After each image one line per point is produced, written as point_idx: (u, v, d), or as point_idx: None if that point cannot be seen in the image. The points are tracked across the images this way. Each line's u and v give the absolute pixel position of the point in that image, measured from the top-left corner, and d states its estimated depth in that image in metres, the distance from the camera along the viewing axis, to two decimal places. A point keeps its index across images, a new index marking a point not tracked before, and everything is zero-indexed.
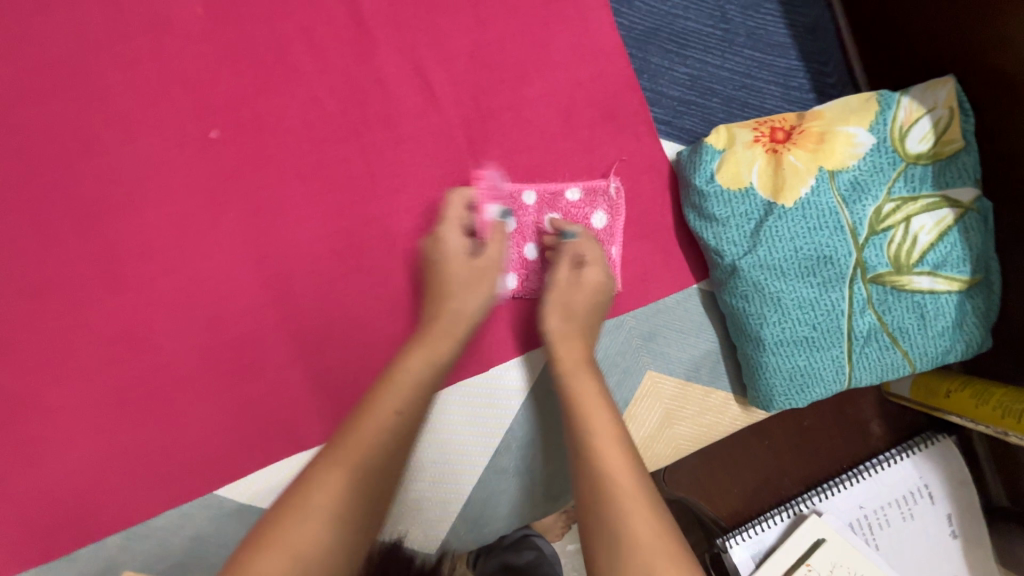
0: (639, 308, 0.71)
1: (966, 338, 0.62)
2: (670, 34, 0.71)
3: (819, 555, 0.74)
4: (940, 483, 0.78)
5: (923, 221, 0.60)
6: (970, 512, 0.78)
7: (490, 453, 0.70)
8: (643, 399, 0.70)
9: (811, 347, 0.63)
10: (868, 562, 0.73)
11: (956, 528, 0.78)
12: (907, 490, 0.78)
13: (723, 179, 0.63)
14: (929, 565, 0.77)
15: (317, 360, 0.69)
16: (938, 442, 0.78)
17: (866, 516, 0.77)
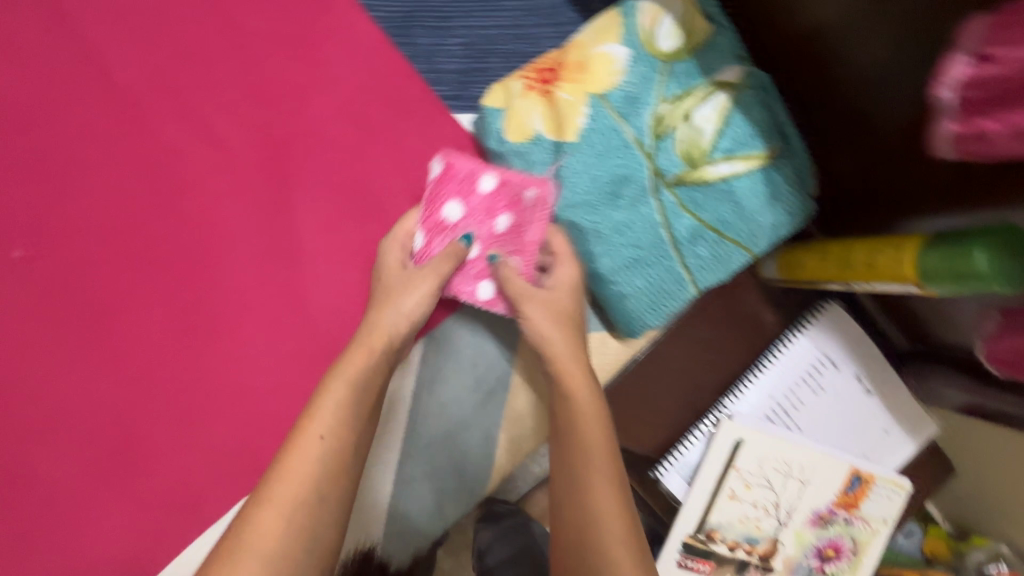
0: None
1: (786, 207, 0.63)
2: (430, 11, 0.72)
3: (743, 455, 0.76)
4: (839, 348, 0.79)
5: (702, 111, 0.61)
6: (875, 363, 0.79)
7: (394, 463, 0.70)
8: (523, 363, 0.73)
9: (644, 266, 0.63)
10: (788, 445, 0.77)
11: (869, 384, 0.79)
12: (811, 366, 0.79)
13: (511, 135, 0.63)
14: (853, 427, 0.79)
15: (197, 434, 0.69)
16: (827, 308, 0.79)
17: (779, 403, 0.78)
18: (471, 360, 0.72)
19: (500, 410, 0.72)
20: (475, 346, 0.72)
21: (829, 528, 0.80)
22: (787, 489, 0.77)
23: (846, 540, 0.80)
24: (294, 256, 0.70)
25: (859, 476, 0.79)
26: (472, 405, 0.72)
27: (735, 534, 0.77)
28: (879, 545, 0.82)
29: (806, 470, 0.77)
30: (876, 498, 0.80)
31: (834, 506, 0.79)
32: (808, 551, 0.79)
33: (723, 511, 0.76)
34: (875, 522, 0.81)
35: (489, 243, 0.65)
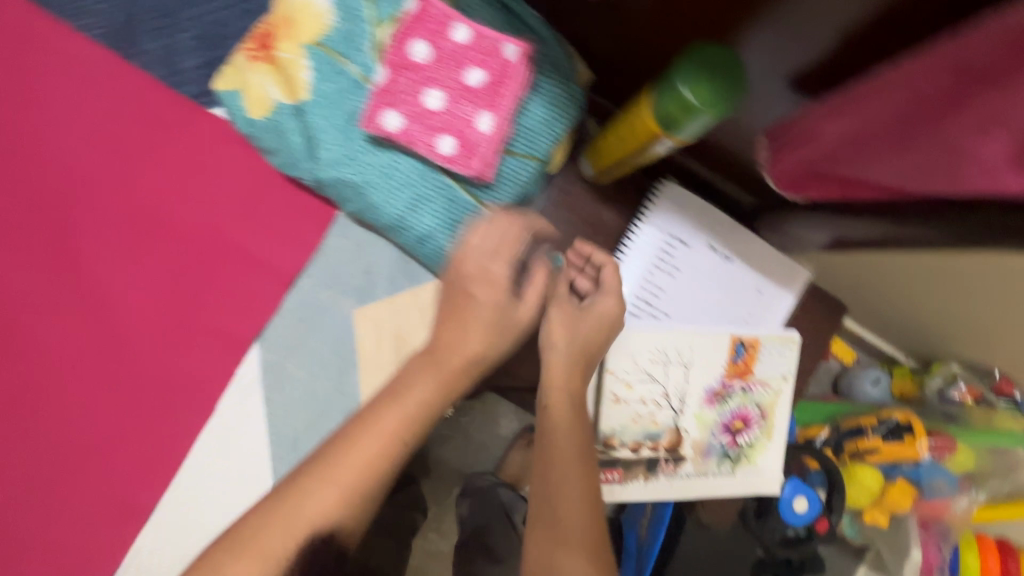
0: (309, 267, 0.70)
1: (552, 99, 0.60)
2: (149, 12, 0.69)
3: (616, 358, 0.76)
4: (683, 224, 0.77)
5: (419, 50, 0.55)
6: (725, 229, 0.77)
7: (268, 466, 0.70)
8: (365, 336, 0.70)
9: (427, 202, 0.60)
10: (658, 333, 0.76)
11: (726, 250, 0.78)
12: (660, 251, 0.77)
13: (255, 113, 0.61)
14: (724, 297, 0.79)
15: (62, 499, 0.67)
16: (662, 188, 0.76)
17: (640, 296, 0.77)
18: (313, 349, 0.70)
19: (356, 392, 0.70)
20: (311, 334, 0.70)
21: (728, 402, 0.81)
22: (672, 375, 0.78)
23: (749, 407, 0.81)
24: (95, 302, 0.68)
25: (744, 344, 0.78)
26: (327, 394, 0.70)
27: (634, 435, 0.77)
28: (784, 402, 0.82)
29: (684, 352, 0.77)
30: (768, 358, 0.80)
31: (726, 378, 0.79)
32: (714, 429, 0.80)
33: (614, 418, 0.76)
34: (773, 381, 0.81)
35: (420, 112, 0.55)
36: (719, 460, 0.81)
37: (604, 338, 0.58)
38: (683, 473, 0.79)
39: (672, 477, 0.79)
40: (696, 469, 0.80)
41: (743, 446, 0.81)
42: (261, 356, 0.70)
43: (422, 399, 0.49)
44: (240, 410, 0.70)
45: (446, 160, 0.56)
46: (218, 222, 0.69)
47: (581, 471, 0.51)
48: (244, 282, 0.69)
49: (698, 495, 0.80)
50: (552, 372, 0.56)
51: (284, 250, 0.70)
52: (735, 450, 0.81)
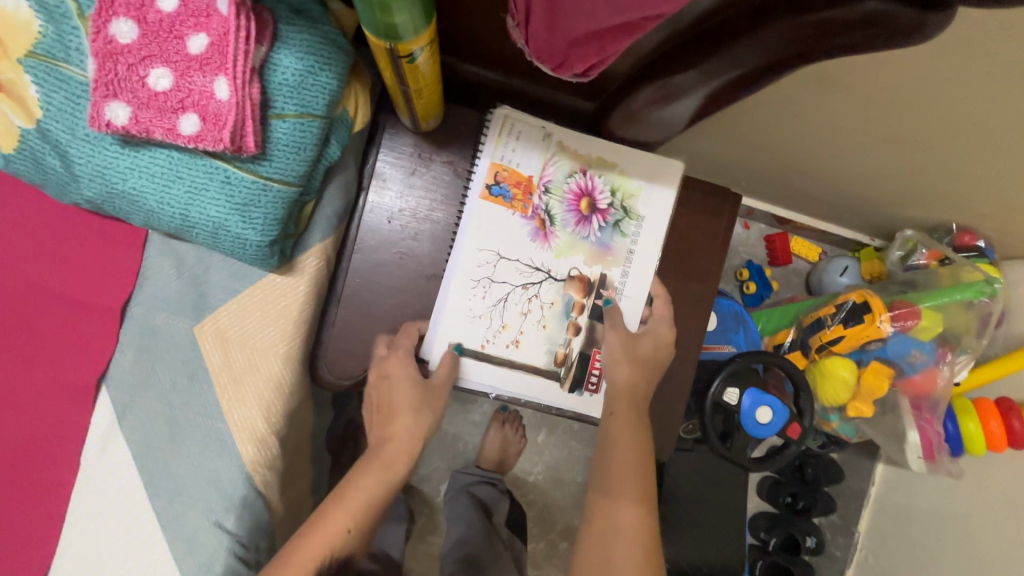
0: (137, 294, 0.67)
1: (305, 47, 0.55)
2: None
3: (475, 328, 0.73)
4: (518, 147, 0.72)
5: (121, 28, 0.49)
6: (535, 130, 0.72)
7: (151, 507, 0.67)
8: (212, 352, 0.66)
9: (203, 192, 0.56)
10: (466, 265, 0.72)
11: (506, 142, 0.71)
12: (502, 184, 0.72)
13: (7, 146, 0.56)
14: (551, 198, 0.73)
15: None
16: (491, 117, 0.70)
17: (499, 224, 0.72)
18: (162, 376, 0.67)
19: (219, 410, 0.66)
20: (156, 363, 0.66)
21: (553, 216, 0.74)
22: (505, 273, 0.73)
23: (571, 185, 0.74)
24: None
25: (495, 182, 0.71)
26: (189, 419, 0.67)
27: (557, 322, 0.74)
28: (572, 140, 0.73)
29: (484, 250, 0.72)
30: (515, 153, 0.72)
31: (525, 212, 0.72)
32: (580, 236, 0.74)
33: (533, 348, 0.74)
34: (545, 158, 0.73)
35: (148, 97, 0.50)
36: (619, 234, 0.75)
37: (654, 355, 0.74)
38: (621, 266, 0.75)
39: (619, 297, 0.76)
40: (620, 267, 0.75)
41: (612, 200, 0.75)
42: (114, 397, 0.66)
43: (361, 491, 0.66)
44: (106, 458, 0.66)
45: (195, 140, 0.51)
46: (30, 274, 0.65)
47: (631, 414, 0.71)
48: (73, 328, 0.66)
49: (649, 260, 0.75)
50: (617, 389, 0.72)
51: (104, 284, 0.66)
52: (614, 212, 0.75)
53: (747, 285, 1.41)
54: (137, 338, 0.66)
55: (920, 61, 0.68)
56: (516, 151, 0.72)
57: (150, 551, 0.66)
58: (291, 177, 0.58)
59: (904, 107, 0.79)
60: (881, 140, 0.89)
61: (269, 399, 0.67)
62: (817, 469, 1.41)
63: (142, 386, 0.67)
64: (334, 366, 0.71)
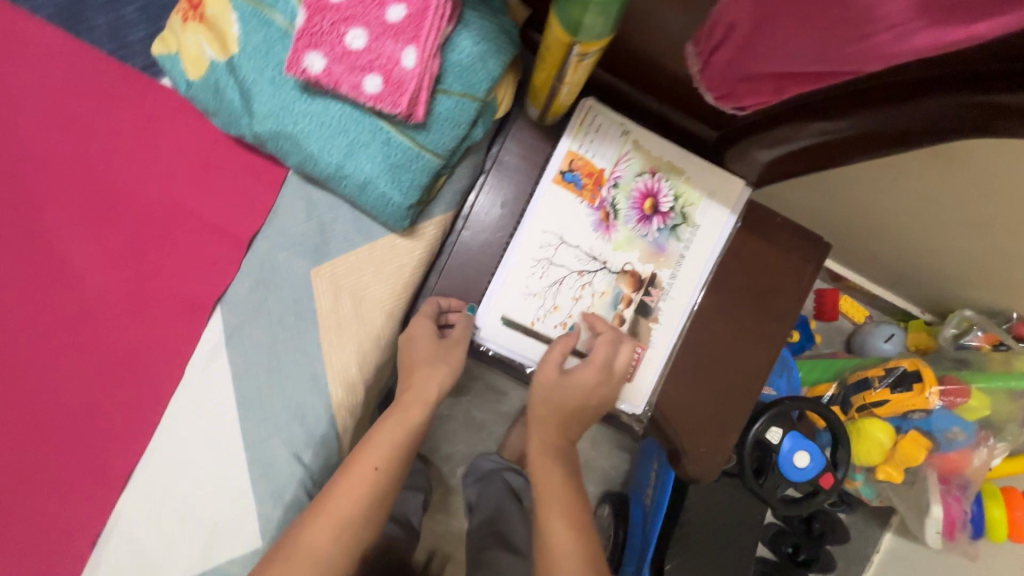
0: (266, 229, 0.71)
1: (482, 34, 0.59)
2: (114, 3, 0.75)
3: (528, 305, 0.72)
4: (593, 139, 0.72)
5: None
6: (612, 125, 0.73)
7: (240, 429, 0.71)
8: (322, 296, 0.70)
9: (364, 149, 0.60)
10: (530, 246, 0.72)
11: (587, 135, 0.72)
12: (574, 171, 0.72)
13: (193, 75, 0.62)
14: (616, 189, 0.73)
15: (41, 475, 0.68)
16: (580, 104, 0.72)
17: (564, 214, 0.72)
18: (273, 310, 0.71)
19: (318, 350, 0.71)
20: (269, 296, 0.71)
21: (619, 210, 0.73)
22: (565, 258, 0.72)
23: (638, 184, 0.74)
24: (55, 273, 0.69)
25: (569, 169, 0.72)
26: (289, 355, 0.71)
27: (605, 317, 0.74)
28: (647, 142, 0.74)
29: (546, 236, 0.72)
30: (592, 144, 0.72)
31: (593, 202, 0.72)
32: (639, 232, 0.74)
33: (580, 335, 0.73)
34: (620, 154, 0.73)
35: (342, 53, 0.55)
36: (674, 238, 0.75)
37: (602, 382, 0.68)
38: (669, 276, 0.75)
39: (663, 301, 0.75)
40: (671, 268, 0.75)
41: (674, 205, 0.75)
42: (225, 321, 0.71)
43: (389, 435, 0.64)
44: (209, 376, 0.71)
45: (377, 100, 0.56)
46: (177, 192, 0.71)
47: (559, 438, 0.69)
48: (201, 249, 0.71)
49: (699, 269, 0.76)
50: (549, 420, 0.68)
51: (238, 214, 0.71)
52: (674, 217, 0.75)
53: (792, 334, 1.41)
54: (258, 270, 0.71)
55: None
56: (598, 142, 0.72)
57: (231, 469, 0.71)
58: (441, 150, 0.63)
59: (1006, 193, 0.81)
60: (972, 220, 0.92)
61: (366, 347, 0.71)
62: (823, 525, 1.45)
63: (248, 316, 0.71)
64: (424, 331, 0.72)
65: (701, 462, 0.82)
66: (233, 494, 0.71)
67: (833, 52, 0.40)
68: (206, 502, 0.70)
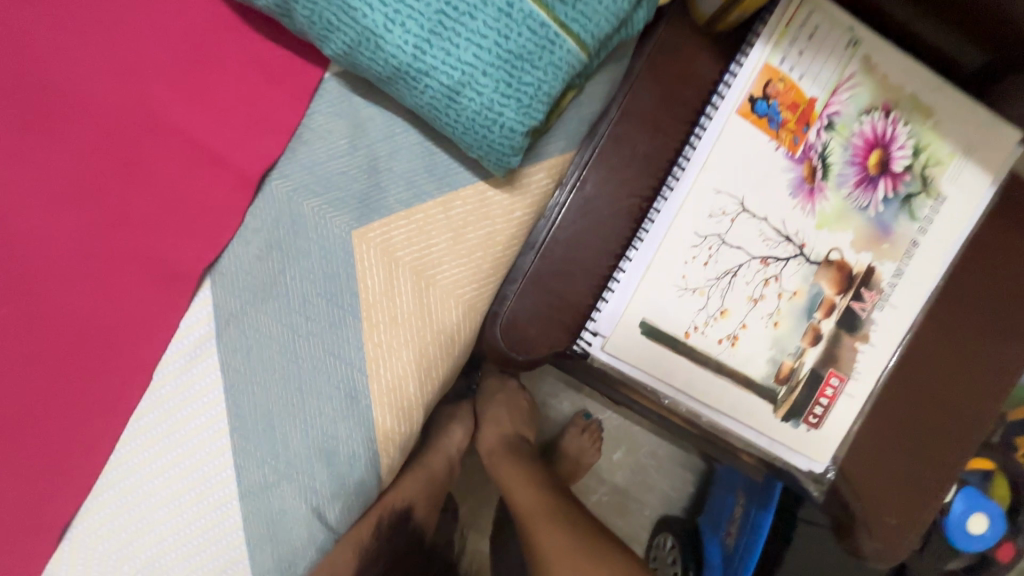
0: (286, 164, 0.46)
1: None
2: None
3: (684, 305, 0.46)
4: (805, 50, 0.46)
5: None
6: (836, 30, 0.46)
7: (233, 467, 0.47)
8: (368, 273, 0.46)
9: (462, 23, 0.35)
10: (694, 212, 0.46)
11: (795, 44, 0.46)
12: (770, 97, 0.46)
13: None
14: (829, 133, 0.47)
15: None
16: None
17: (749, 165, 0.46)
18: (291, 289, 0.46)
19: (357, 354, 0.46)
20: (286, 267, 0.46)
21: (831, 167, 0.47)
22: (746, 235, 0.47)
23: (862, 128, 0.47)
24: None
25: (764, 95, 0.46)
26: (312, 358, 0.47)
27: (792, 329, 0.48)
28: (886, 61, 0.47)
29: (720, 199, 0.46)
30: (802, 59, 0.46)
31: (793, 151, 0.47)
32: (856, 201, 0.48)
33: (754, 354, 0.48)
34: (840, 77, 0.47)
35: None
36: (906, 215, 0.49)
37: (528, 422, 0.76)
38: (890, 275, 0.49)
39: (878, 310, 0.50)
40: (896, 262, 0.49)
41: (911, 164, 0.48)
42: (214, 304, 0.46)
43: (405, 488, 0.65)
44: (187, 385, 0.46)
45: None
46: (147, 97, 0.45)
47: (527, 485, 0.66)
48: (184, 186, 0.45)
49: (936, 265, 0.50)
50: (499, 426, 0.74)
51: (243, 138, 0.45)
52: (909, 182, 0.49)
53: None
54: (270, 228, 0.46)
55: None
56: (811, 56, 0.46)
57: (216, 526, 0.47)
58: (588, 39, 0.37)
59: None
60: None
61: (431, 354, 0.47)
62: None
63: (252, 298, 0.46)
64: (517, 338, 0.47)
65: (890, 549, 0.56)
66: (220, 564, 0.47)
67: None
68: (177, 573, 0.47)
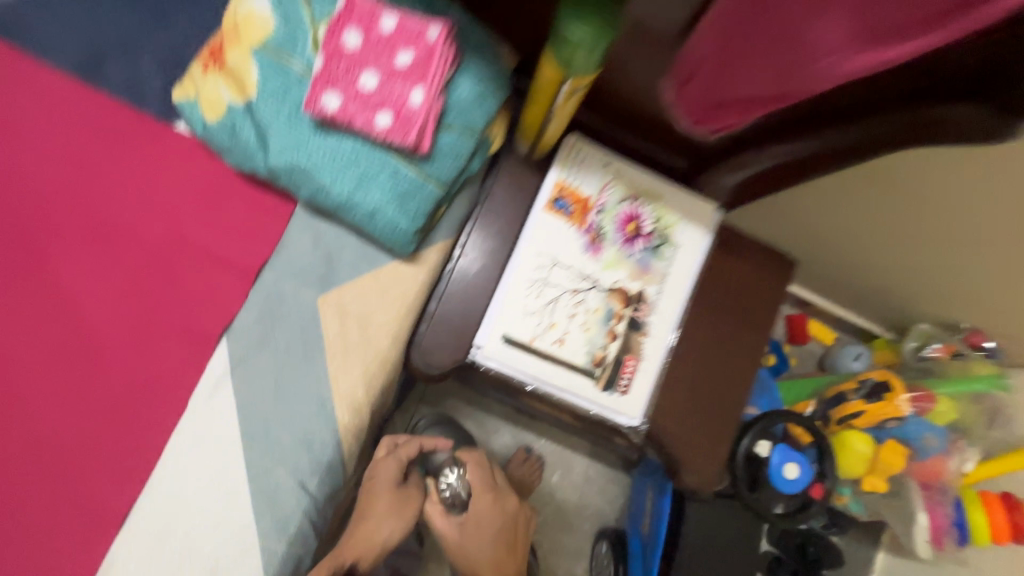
0: (274, 259, 0.74)
1: (479, 78, 0.67)
2: (118, 46, 0.77)
3: (527, 323, 0.76)
4: (580, 170, 0.80)
5: (350, 39, 0.61)
6: (596, 157, 0.80)
7: (242, 461, 0.70)
8: (329, 324, 0.73)
9: (372, 180, 0.66)
10: (525, 267, 0.77)
11: (574, 167, 0.80)
12: (562, 198, 0.79)
13: (211, 117, 0.67)
14: (601, 215, 0.80)
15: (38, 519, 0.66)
16: (565, 139, 0.79)
17: (555, 237, 0.78)
18: (280, 337, 0.73)
19: (324, 376, 0.73)
20: (276, 324, 0.73)
21: (606, 233, 0.80)
22: (559, 278, 0.78)
23: (621, 210, 0.81)
24: (59, 308, 0.69)
25: (558, 197, 0.79)
26: (295, 381, 0.72)
27: (598, 332, 0.78)
28: (627, 172, 0.81)
29: (541, 259, 0.77)
30: (578, 175, 0.80)
31: (581, 227, 0.79)
32: (625, 252, 0.80)
33: (577, 350, 0.77)
34: (603, 183, 0.80)
35: (356, 95, 0.62)
36: (657, 257, 0.81)
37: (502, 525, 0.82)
38: (654, 294, 0.81)
39: (650, 316, 0.81)
40: (656, 285, 0.81)
41: (655, 228, 0.82)
42: (228, 353, 0.72)
43: None
44: (211, 409, 0.71)
45: (387, 133, 0.63)
46: (183, 227, 0.72)
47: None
48: (208, 281, 0.72)
49: (681, 285, 0.82)
50: (479, 524, 0.81)
51: (246, 247, 0.73)
52: (656, 238, 0.82)
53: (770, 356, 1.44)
54: (265, 301, 0.73)
55: None
56: (584, 173, 0.80)
57: (232, 505, 0.69)
58: (444, 180, 0.68)
59: None
60: None
61: (372, 372, 0.73)
62: (819, 550, 1.46)
63: (251, 347, 0.72)
64: (427, 356, 0.75)
65: (700, 471, 0.84)
66: (235, 530, 0.69)
67: (786, 83, 0.47)
68: (205, 540, 0.68)
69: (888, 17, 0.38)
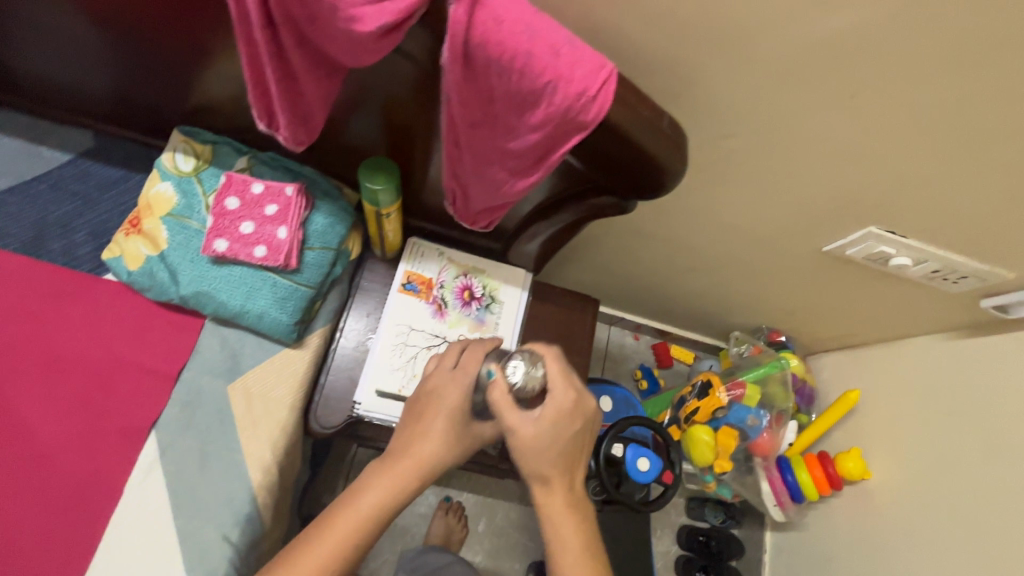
0: (190, 363, 0.97)
1: (328, 212, 0.97)
2: (52, 225, 1.02)
3: (395, 377, 1.00)
4: (421, 260, 1.10)
5: (231, 202, 0.91)
6: (432, 250, 1.12)
7: (173, 526, 0.87)
8: (239, 404, 0.96)
9: (259, 292, 0.92)
10: (388, 335, 1.03)
11: (417, 259, 1.10)
12: (410, 281, 1.08)
13: (132, 266, 0.92)
14: (443, 288, 1.09)
15: None
16: (408, 241, 1.11)
17: (409, 309, 1.06)
18: (198, 422, 0.94)
19: (238, 445, 0.94)
20: (195, 412, 0.94)
21: (448, 301, 1.09)
22: (416, 338, 1.04)
23: (457, 283, 1.11)
24: (11, 430, 0.87)
25: (408, 281, 1.07)
26: (214, 454, 0.92)
27: None
28: (456, 256, 1.13)
29: (401, 327, 1.04)
30: (420, 263, 1.09)
31: (428, 299, 1.07)
32: (463, 313, 1.09)
33: None
34: (439, 266, 1.11)
35: (238, 238, 0.91)
36: (488, 313, 1.11)
37: (562, 444, 0.69)
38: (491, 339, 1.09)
39: None
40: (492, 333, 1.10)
41: (484, 292, 1.12)
42: (157, 442, 0.92)
43: None
44: (145, 489, 0.89)
45: (263, 258, 0.91)
46: (114, 351, 0.94)
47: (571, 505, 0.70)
48: (136, 388, 0.93)
49: (511, 329, 1.11)
50: (539, 439, 0.68)
51: (166, 357, 0.95)
52: (485, 299, 1.12)
53: (641, 382, 1.77)
54: (185, 395, 0.95)
55: (684, 223, 1.16)
56: (424, 261, 1.10)
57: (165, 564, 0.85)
58: (313, 284, 0.96)
59: (692, 248, 1.26)
60: (688, 267, 1.36)
61: (276, 436, 0.95)
62: (720, 543, 1.67)
63: (176, 433, 0.92)
64: (320, 418, 0.98)
65: None
66: None
67: (500, 197, 0.78)
68: None
69: (521, 166, 0.71)
